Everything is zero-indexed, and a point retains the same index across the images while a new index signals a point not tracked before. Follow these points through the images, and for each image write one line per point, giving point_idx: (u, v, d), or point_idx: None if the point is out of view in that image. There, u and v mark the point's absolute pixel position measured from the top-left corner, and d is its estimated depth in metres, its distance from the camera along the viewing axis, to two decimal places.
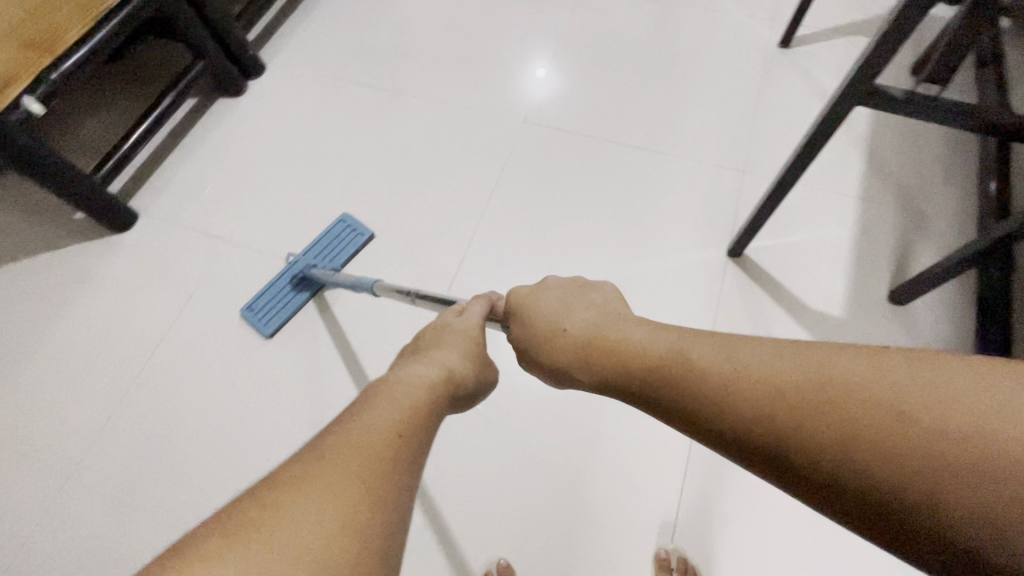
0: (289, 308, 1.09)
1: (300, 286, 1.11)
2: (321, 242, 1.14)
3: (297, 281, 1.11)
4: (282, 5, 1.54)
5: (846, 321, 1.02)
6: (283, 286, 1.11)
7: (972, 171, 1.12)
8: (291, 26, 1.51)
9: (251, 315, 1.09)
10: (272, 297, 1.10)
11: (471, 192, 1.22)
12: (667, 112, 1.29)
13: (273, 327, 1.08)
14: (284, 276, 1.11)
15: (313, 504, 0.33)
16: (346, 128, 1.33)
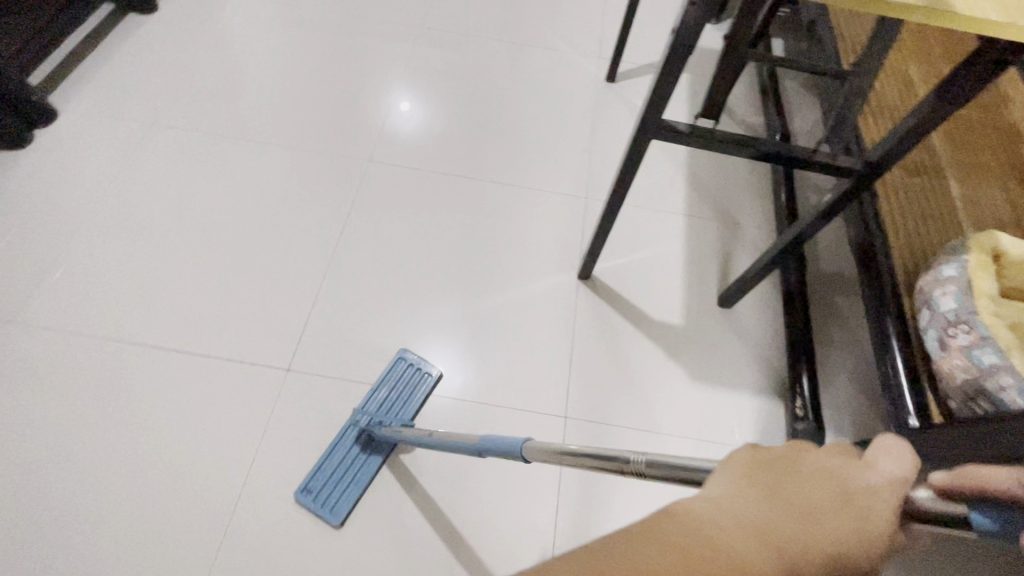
0: (360, 482, 0.90)
1: (372, 449, 0.93)
2: (380, 397, 0.97)
3: (368, 443, 0.93)
4: (87, 46, 1.36)
5: (680, 331, 1.10)
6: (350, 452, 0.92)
7: (725, 189, 1.28)
8: (96, 67, 1.34)
9: (313, 502, 0.88)
10: (331, 475, 0.90)
11: (325, 235, 1.15)
12: (512, 144, 1.34)
13: (344, 513, 0.88)
14: (352, 438, 0.92)
15: None
16: (167, 182, 1.19)
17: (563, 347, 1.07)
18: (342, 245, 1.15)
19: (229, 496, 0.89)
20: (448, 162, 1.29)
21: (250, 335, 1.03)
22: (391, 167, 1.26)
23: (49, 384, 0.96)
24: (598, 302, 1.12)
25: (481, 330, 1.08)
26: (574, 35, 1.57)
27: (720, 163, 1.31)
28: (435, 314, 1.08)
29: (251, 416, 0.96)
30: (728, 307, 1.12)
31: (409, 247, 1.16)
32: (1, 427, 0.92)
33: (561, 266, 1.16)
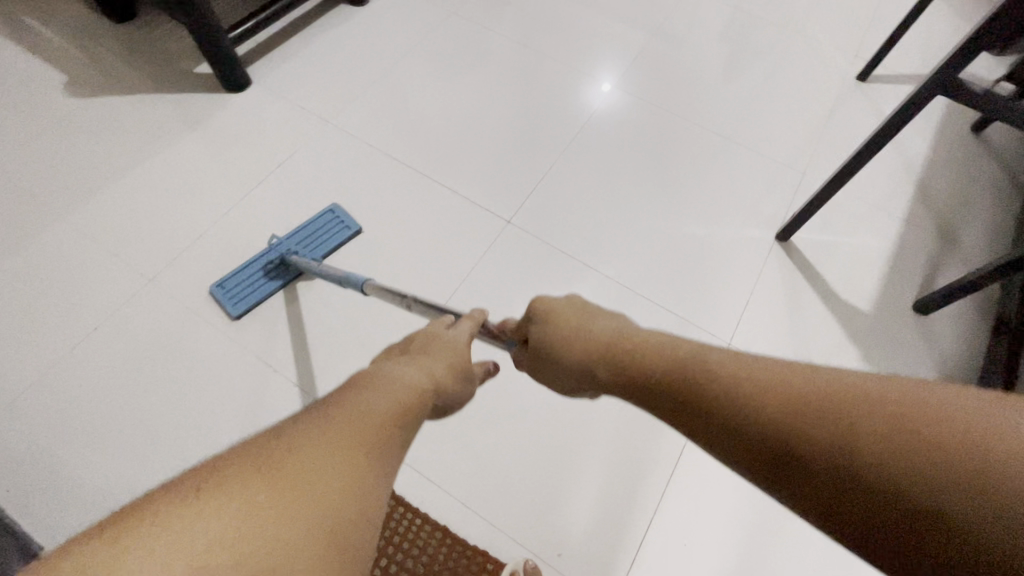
0: (257, 293, 1.07)
1: (274, 274, 1.08)
2: (304, 234, 1.12)
3: (273, 268, 1.08)
4: None
5: (866, 318, 1.11)
6: (257, 270, 1.08)
7: (953, 208, 1.23)
8: None
9: (220, 294, 1.06)
10: (242, 278, 1.08)
11: (563, 129, 1.30)
12: (748, 105, 1.38)
13: (241, 309, 1.05)
14: (262, 261, 1.08)
15: (312, 463, 0.32)
16: (451, 50, 1.40)
17: (744, 290, 1.12)
18: (571, 141, 1.28)
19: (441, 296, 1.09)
20: (684, 103, 1.37)
21: (482, 185, 1.21)
22: (633, 94, 1.37)
23: (334, 170, 1.22)
24: (788, 264, 1.16)
25: (673, 250, 1.16)
26: (839, 28, 1.56)
27: (957, 185, 1.27)
28: (636, 223, 1.19)
29: (469, 245, 1.14)
30: (922, 315, 1.10)
31: (628, 161, 1.26)
32: (300, 187, 1.20)
33: (763, 223, 1.20)
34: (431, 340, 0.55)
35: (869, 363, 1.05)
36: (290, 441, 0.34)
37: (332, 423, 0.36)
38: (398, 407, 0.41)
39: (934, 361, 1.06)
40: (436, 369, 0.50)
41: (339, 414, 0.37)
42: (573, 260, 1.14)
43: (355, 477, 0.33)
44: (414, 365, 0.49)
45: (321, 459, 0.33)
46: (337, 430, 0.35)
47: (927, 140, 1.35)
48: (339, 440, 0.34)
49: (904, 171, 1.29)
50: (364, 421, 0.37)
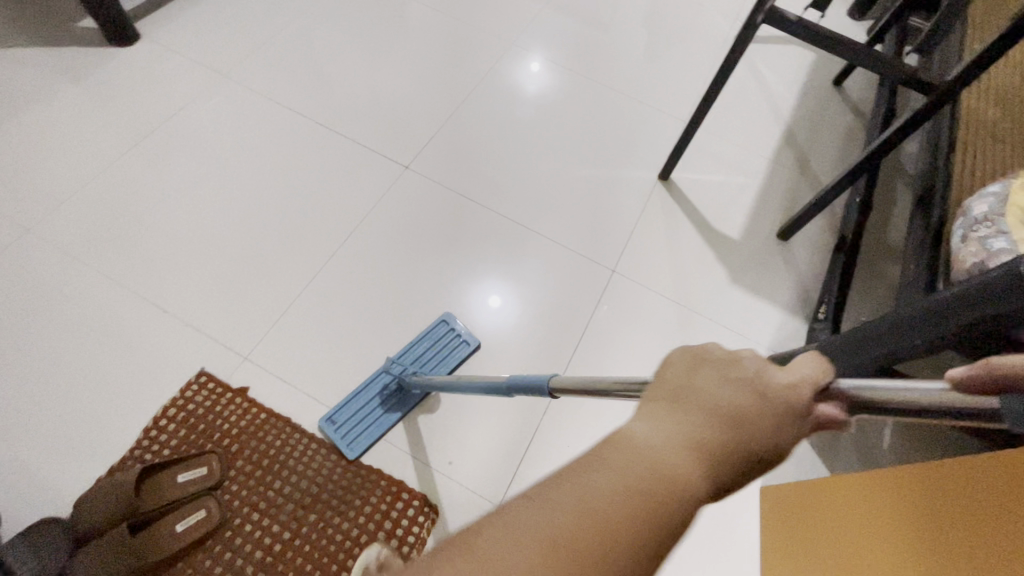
0: (377, 428, 0.93)
1: (393, 402, 0.95)
2: (413, 353, 1.01)
3: (393, 394, 0.96)
4: None
5: (732, 243, 1.23)
6: (374, 399, 0.95)
7: (807, 148, 1.40)
8: None
9: (334, 434, 0.92)
10: (359, 412, 0.94)
11: (460, 85, 1.38)
12: (632, 64, 1.50)
13: (361, 449, 0.91)
14: (377, 388, 0.96)
15: None
16: (351, 15, 1.45)
17: (627, 222, 1.22)
18: (469, 97, 1.36)
19: (340, 233, 1.12)
20: (575, 63, 1.47)
21: (381, 135, 1.26)
22: (526, 54, 1.46)
23: (234, 124, 1.24)
24: (668, 200, 1.27)
25: (563, 191, 1.25)
26: None
27: (813, 132, 1.43)
28: (530, 168, 1.27)
29: (369, 189, 1.18)
30: (783, 241, 1.24)
31: (522, 114, 1.35)
32: (195, 138, 1.21)
33: (646, 166, 1.32)
34: (688, 376, 0.34)
35: (732, 281, 1.18)
36: (513, 528, 0.27)
37: (574, 500, 0.28)
38: (643, 488, 0.29)
39: (789, 276, 1.20)
40: (717, 436, 0.31)
41: (581, 500, 0.28)
42: (470, 201, 1.21)
43: (564, 554, 0.26)
44: (683, 425, 0.32)
45: (532, 540, 0.27)
46: (572, 510, 0.28)
47: (791, 93, 1.51)
48: (549, 525, 0.27)
49: (767, 119, 1.44)
50: (607, 502, 0.28)
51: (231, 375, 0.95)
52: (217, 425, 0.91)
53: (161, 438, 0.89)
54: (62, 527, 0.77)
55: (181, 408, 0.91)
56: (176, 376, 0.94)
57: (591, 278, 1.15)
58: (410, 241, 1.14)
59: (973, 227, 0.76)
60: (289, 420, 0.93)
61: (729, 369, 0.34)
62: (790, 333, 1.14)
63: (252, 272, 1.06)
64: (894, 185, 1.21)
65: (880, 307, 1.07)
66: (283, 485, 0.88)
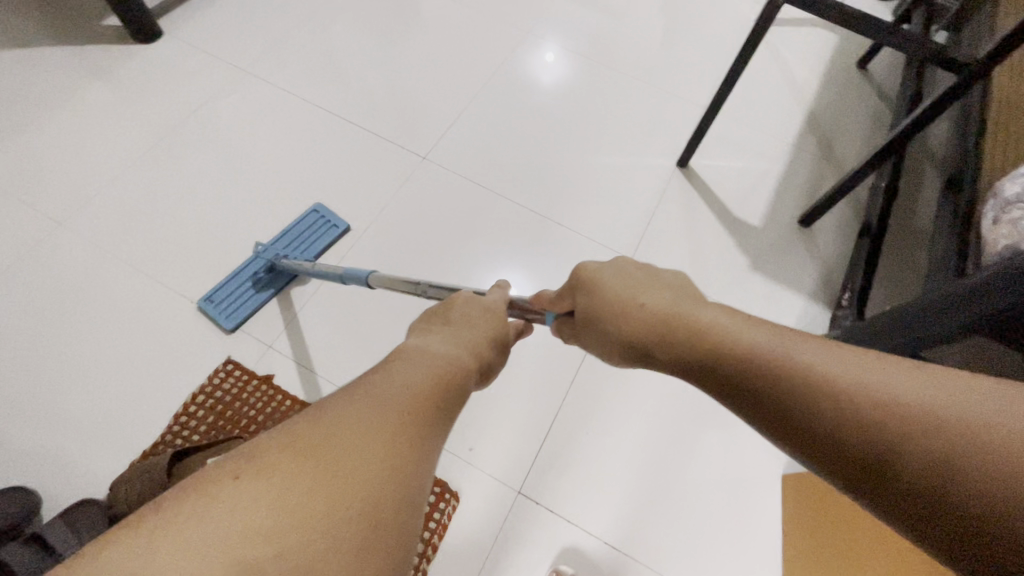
0: (250, 303, 1.01)
1: (264, 282, 1.03)
2: (285, 240, 1.08)
3: (265, 277, 1.04)
4: None
5: (752, 230, 1.22)
6: (247, 281, 1.04)
7: (829, 132, 1.37)
8: None
9: (210, 308, 1.00)
10: (234, 290, 1.02)
11: (476, 75, 1.38)
12: (649, 51, 1.49)
13: (236, 321, 1.00)
14: (250, 271, 1.04)
15: (348, 461, 0.32)
16: (367, 7, 1.46)
17: (645, 210, 1.22)
18: (486, 86, 1.36)
19: (359, 223, 1.14)
20: (591, 50, 1.46)
21: (398, 126, 1.27)
22: (541, 43, 1.45)
23: (254, 118, 1.26)
24: (687, 187, 1.26)
25: (579, 179, 1.25)
26: None
27: (836, 116, 1.40)
28: (546, 157, 1.27)
29: (387, 179, 1.19)
30: (805, 227, 1.22)
31: (537, 102, 1.35)
32: (218, 132, 1.23)
33: (663, 153, 1.30)
34: (458, 308, 0.57)
35: (752, 268, 1.17)
36: (325, 418, 0.34)
37: (365, 403, 0.36)
38: (437, 376, 0.43)
39: (811, 262, 1.18)
40: (470, 338, 0.53)
41: (376, 400, 0.37)
42: (487, 190, 1.21)
43: (375, 430, 0.35)
44: (451, 342, 0.51)
45: (350, 427, 0.34)
46: (371, 408, 0.36)
47: (812, 76, 1.47)
48: (364, 420, 0.35)
49: (788, 103, 1.41)
50: (402, 394, 0.39)
51: (257, 364, 0.97)
52: (245, 412, 0.94)
53: (192, 423, 0.91)
54: (99, 509, 0.81)
55: (210, 395, 0.94)
56: (203, 365, 0.96)
57: (609, 266, 1.15)
58: (429, 230, 1.15)
59: (1004, 207, 0.74)
60: (312, 408, 0.94)
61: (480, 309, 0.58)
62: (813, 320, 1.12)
63: (275, 263, 1.08)
64: (922, 168, 1.18)
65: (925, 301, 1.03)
66: None
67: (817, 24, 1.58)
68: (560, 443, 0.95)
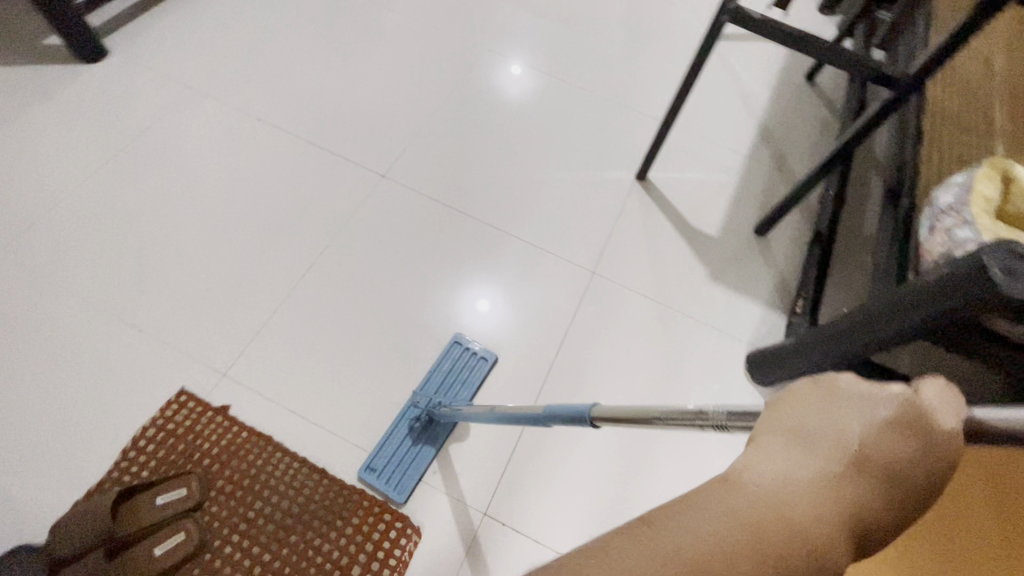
0: (416, 466, 0.90)
1: (425, 436, 0.93)
2: (433, 381, 0.99)
3: (423, 429, 0.93)
4: None
5: (711, 241, 1.24)
6: (404, 435, 0.93)
7: (782, 144, 1.42)
8: None
9: (374, 479, 0.89)
10: (394, 451, 0.91)
11: (437, 93, 1.37)
12: (608, 66, 1.51)
13: (407, 490, 0.88)
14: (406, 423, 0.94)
15: None
16: (325, 25, 1.44)
17: (607, 224, 1.23)
18: (447, 104, 1.36)
19: (319, 244, 1.11)
20: (550, 66, 1.48)
21: (358, 145, 1.26)
22: (502, 60, 1.46)
23: (207, 138, 1.23)
24: (647, 200, 1.28)
25: (542, 195, 1.25)
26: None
27: (788, 128, 1.45)
28: (508, 173, 1.27)
29: (346, 199, 1.18)
30: (761, 236, 1.25)
31: (498, 118, 1.36)
32: (169, 153, 1.19)
33: (623, 167, 1.32)
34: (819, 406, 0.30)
35: (712, 278, 1.19)
36: (652, 554, 0.25)
37: (717, 505, 0.27)
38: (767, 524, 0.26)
39: (768, 271, 1.21)
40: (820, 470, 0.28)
41: (737, 505, 0.27)
42: (449, 207, 1.20)
43: (739, 549, 0.25)
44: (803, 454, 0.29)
45: (701, 531, 0.26)
46: (728, 508, 0.27)
47: (764, 90, 1.52)
48: (725, 517, 0.26)
49: (741, 116, 1.46)
50: (756, 505, 0.27)
51: (211, 393, 0.94)
52: (198, 445, 0.89)
53: (141, 458, 0.87)
54: (35, 552, 0.76)
55: (161, 427, 0.89)
56: (153, 396, 0.92)
57: (573, 281, 1.15)
58: (391, 250, 1.13)
59: (939, 217, 0.78)
60: (269, 438, 0.91)
61: (855, 413, 0.30)
62: (772, 328, 1.14)
63: (230, 288, 1.04)
64: (868, 177, 1.23)
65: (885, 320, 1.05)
66: (263, 505, 0.86)
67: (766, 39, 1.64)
68: (524, 463, 0.94)
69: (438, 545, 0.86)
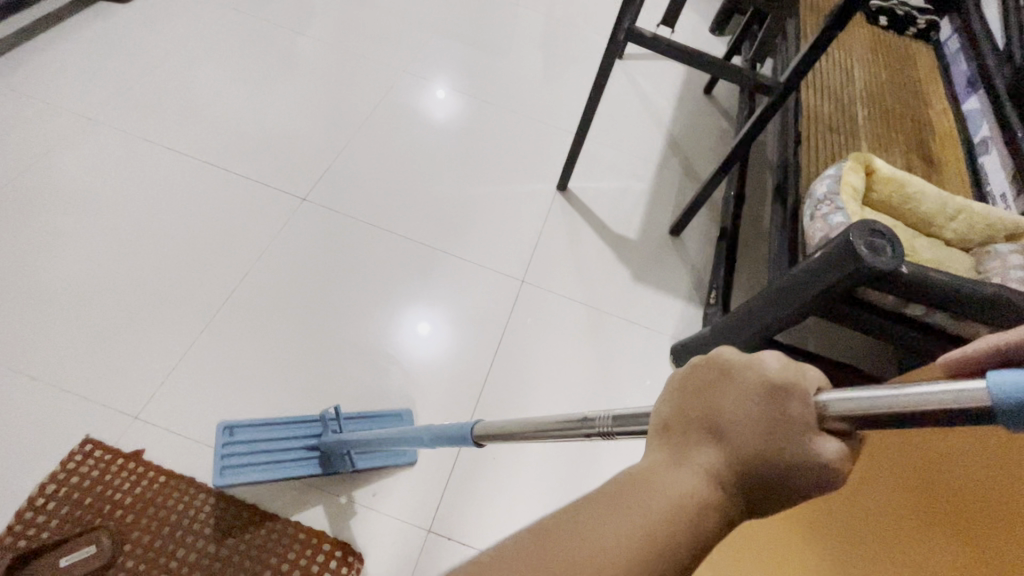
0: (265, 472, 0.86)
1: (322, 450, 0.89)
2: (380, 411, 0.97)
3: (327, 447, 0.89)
4: None
5: (631, 243, 1.31)
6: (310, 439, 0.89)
7: (687, 151, 1.53)
8: None
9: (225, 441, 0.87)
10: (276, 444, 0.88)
11: (355, 114, 1.38)
12: (523, 85, 1.58)
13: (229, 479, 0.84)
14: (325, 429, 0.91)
15: None
16: (233, 51, 1.41)
17: (533, 233, 1.27)
18: (365, 125, 1.36)
19: (237, 271, 1.07)
20: (467, 86, 1.52)
21: (276, 169, 1.23)
22: (419, 82, 1.49)
23: (107, 169, 1.16)
24: (569, 209, 1.33)
25: (467, 209, 1.28)
26: (593, 20, 1.84)
27: (691, 137, 1.57)
28: (432, 190, 1.29)
29: (265, 224, 1.14)
30: (675, 237, 1.34)
31: (419, 137, 1.38)
32: (62, 187, 1.11)
33: (544, 179, 1.38)
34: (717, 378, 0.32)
35: (635, 278, 1.26)
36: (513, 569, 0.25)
37: (622, 518, 0.27)
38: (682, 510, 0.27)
39: (684, 267, 1.30)
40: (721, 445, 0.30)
41: (631, 503, 0.28)
42: (374, 226, 1.20)
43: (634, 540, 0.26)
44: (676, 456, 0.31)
45: (600, 539, 0.26)
46: (609, 539, 0.26)
47: (667, 103, 1.65)
48: (618, 533, 0.26)
49: (649, 128, 1.56)
50: (669, 503, 0.28)
51: (122, 439, 0.87)
52: (109, 496, 0.82)
53: (40, 518, 0.78)
54: None
55: (64, 481, 0.81)
56: (53, 449, 0.84)
57: (504, 290, 1.18)
58: (315, 272, 1.11)
59: (818, 205, 0.87)
60: (192, 480, 0.85)
61: (750, 386, 0.30)
62: (691, 319, 1.22)
63: (140, 323, 0.98)
64: (762, 177, 1.36)
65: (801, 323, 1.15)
66: (187, 552, 0.80)
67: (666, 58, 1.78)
68: (466, 474, 0.94)
69: (382, 567, 0.84)
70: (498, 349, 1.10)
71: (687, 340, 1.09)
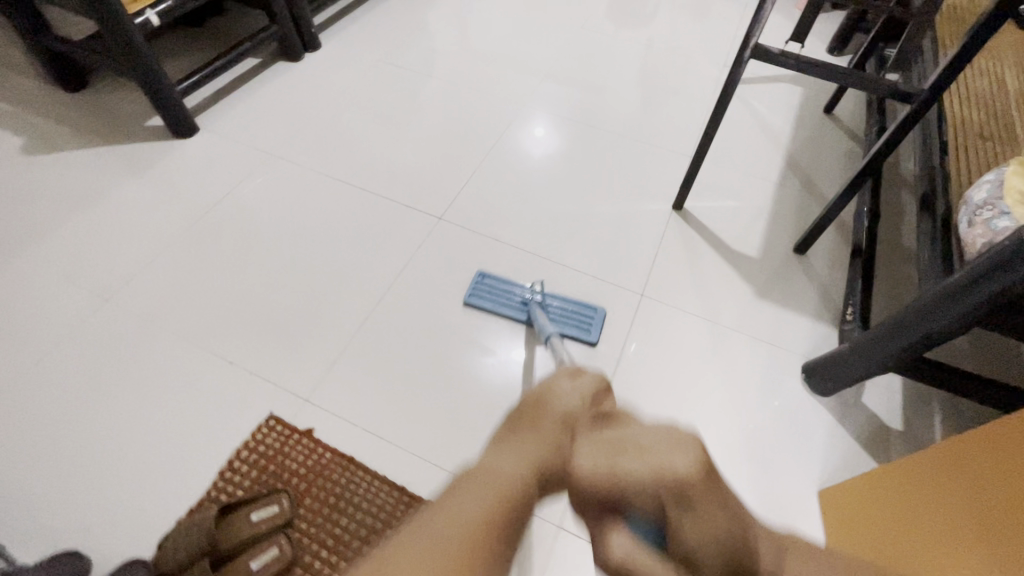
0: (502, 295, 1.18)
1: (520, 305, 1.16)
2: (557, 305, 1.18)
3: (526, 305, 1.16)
4: (345, 14, 1.93)
5: (749, 260, 1.30)
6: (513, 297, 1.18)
7: (807, 170, 1.50)
8: (346, 24, 1.89)
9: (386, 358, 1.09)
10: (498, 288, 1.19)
11: (483, 145, 1.52)
12: (635, 113, 1.65)
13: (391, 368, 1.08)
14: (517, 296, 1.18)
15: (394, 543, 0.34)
16: (380, 96, 1.64)
17: (652, 248, 1.31)
18: (490, 153, 1.50)
19: (385, 278, 1.21)
20: (581, 117, 1.63)
21: (419, 193, 1.39)
22: (537, 114, 1.62)
23: (285, 192, 1.37)
24: (685, 226, 1.36)
25: (585, 226, 1.35)
26: (701, 51, 1.88)
27: (812, 155, 1.54)
28: (548, 208, 1.38)
29: (408, 239, 1.29)
30: (800, 255, 1.31)
31: (537, 162, 1.49)
32: (249, 207, 1.34)
33: (658, 200, 1.42)
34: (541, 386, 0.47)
35: (755, 294, 1.24)
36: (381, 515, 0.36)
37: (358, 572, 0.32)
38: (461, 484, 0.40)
39: (810, 285, 1.26)
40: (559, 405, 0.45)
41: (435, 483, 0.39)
42: (501, 241, 1.30)
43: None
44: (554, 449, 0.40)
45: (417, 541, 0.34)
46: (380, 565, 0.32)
47: (785, 123, 1.63)
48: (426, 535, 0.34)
49: (767, 148, 1.55)
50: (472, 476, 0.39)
51: (297, 417, 1.00)
52: (288, 466, 0.95)
53: (237, 478, 0.93)
54: (143, 566, 0.81)
55: (254, 450, 0.96)
56: (247, 422, 0.99)
57: (623, 301, 1.21)
58: (451, 280, 1.22)
59: (979, 211, 0.82)
60: (352, 458, 0.96)
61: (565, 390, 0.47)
62: (818, 337, 1.18)
63: (308, 319, 1.14)
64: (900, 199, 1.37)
65: (943, 354, 1.03)
66: (349, 521, 0.90)
67: (781, 79, 1.76)
68: None
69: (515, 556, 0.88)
70: (621, 358, 1.13)
71: (820, 357, 1.06)
